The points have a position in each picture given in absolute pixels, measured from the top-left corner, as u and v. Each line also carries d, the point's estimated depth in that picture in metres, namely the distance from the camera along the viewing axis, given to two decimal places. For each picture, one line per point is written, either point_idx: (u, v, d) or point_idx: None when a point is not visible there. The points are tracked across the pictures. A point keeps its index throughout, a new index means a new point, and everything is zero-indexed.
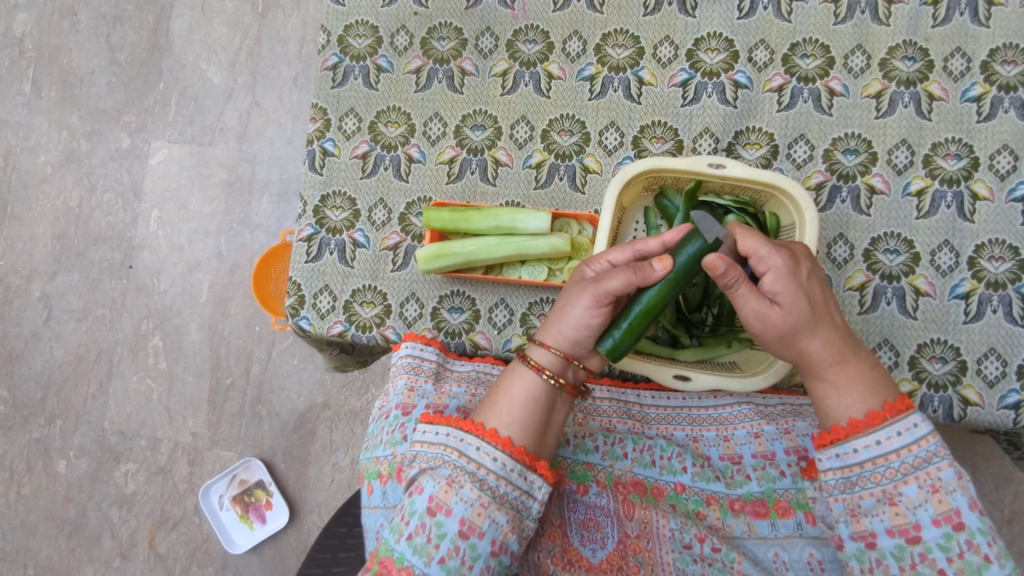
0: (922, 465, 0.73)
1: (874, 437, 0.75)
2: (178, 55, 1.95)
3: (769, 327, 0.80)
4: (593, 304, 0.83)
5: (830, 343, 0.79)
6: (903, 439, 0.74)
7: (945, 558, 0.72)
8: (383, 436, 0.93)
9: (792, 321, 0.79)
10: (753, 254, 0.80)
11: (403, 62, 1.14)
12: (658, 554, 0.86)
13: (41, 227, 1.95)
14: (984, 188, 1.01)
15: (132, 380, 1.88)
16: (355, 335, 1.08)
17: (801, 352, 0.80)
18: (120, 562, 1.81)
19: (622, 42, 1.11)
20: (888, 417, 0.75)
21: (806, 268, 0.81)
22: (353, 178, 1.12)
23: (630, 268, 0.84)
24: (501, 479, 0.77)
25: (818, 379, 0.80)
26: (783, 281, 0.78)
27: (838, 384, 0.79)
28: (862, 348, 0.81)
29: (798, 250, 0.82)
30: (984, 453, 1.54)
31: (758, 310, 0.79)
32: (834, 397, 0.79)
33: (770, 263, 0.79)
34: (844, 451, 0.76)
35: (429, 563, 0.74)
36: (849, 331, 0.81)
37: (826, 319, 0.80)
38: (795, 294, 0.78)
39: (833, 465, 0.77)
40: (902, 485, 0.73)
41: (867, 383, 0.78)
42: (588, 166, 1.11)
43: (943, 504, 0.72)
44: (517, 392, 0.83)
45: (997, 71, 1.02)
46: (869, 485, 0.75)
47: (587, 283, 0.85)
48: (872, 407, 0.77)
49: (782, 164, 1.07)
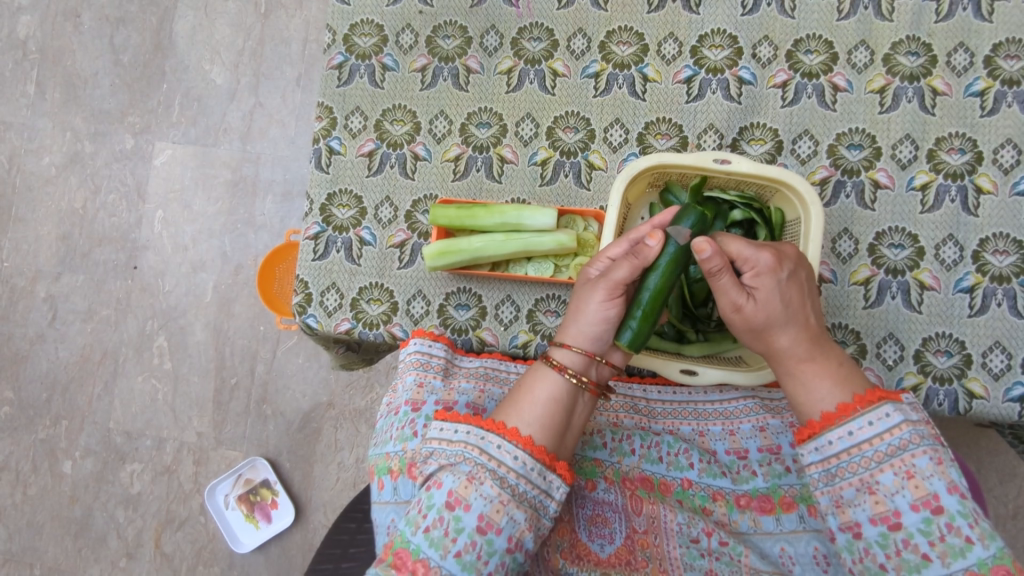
0: (896, 453, 0.73)
1: (846, 428, 0.76)
2: (182, 57, 1.96)
3: (741, 319, 0.83)
4: (607, 297, 0.85)
5: (802, 340, 0.82)
6: (875, 428, 0.75)
7: (927, 543, 0.71)
8: (392, 432, 0.93)
9: (765, 315, 0.81)
10: (738, 252, 0.83)
11: (408, 61, 1.15)
12: (666, 549, 0.87)
13: (46, 229, 1.95)
14: (988, 182, 1.01)
15: (138, 380, 1.88)
16: (362, 333, 1.08)
17: (771, 346, 0.83)
18: (127, 562, 1.81)
19: (626, 40, 1.12)
20: (858, 408, 0.76)
21: (790, 269, 0.82)
22: (359, 177, 1.12)
23: (630, 254, 0.86)
24: (521, 478, 0.77)
25: (787, 372, 0.83)
26: (762, 278, 0.81)
27: (805, 378, 0.82)
28: (834, 349, 0.83)
29: (785, 252, 0.83)
30: (988, 447, 1.54)
31: (734, 302, 0.82)
32: (802, 390, 0.82)
33: (755, 262, 0.82)
34: (822, 444, 0.78)
35: (446, 556, 0.74)
36: (822, 332, 0.83)
37: (801, 318, 0.82)
38: (773, 292, 0.81)
39: (813, 459, 0.78)
40: (878, 474, 0.74)
41: (837, 381, 0.80)
42: (593, 162, 1.12)
43: (920, 489, 0.72)
44: (539, 392, 0.83)
45: (1000, 66, 1.03)
46: (847, 476, 0.76)
47: (597, 279, 0.86)
48: (841, 400, 0.79)
49: (786, 160, 1.08)
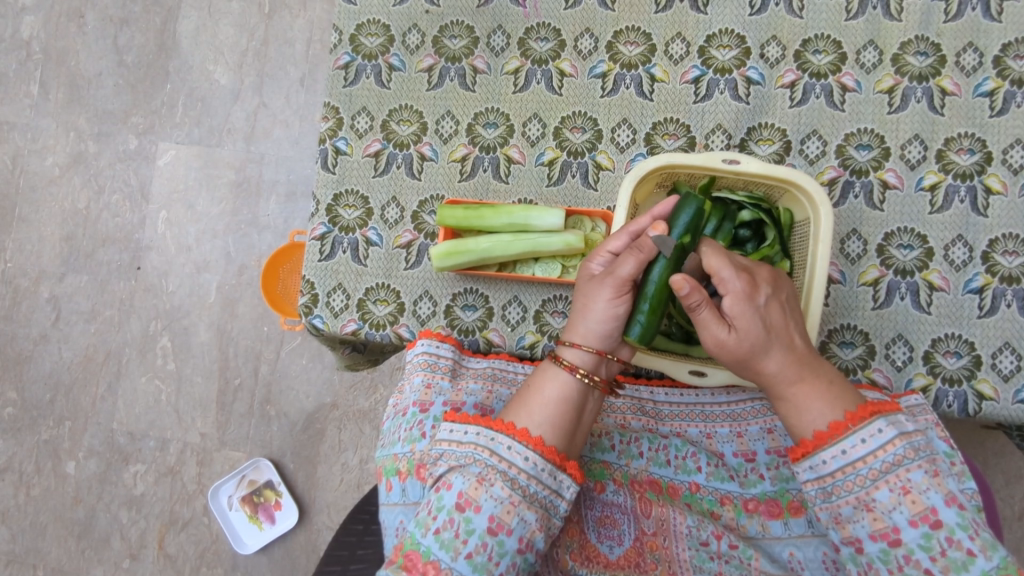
0: (891, 469, 0.73)
1: (840, 446, 0.75)
2: (186, 57, 1.96)
3: (725, 351, 0.81)
4: (615, 295, 0.84)
5: (789, 362, 0.80)
6: (868, 446, 0.74)
7: (929, 558, 0.71)
8: (400, 433, 0.93)
9: (749, 344, 0.79)
10: (715, 277, 0.81)
11: (414, 61, 1.15)
12: (676, 551, 0.86)
13: (50, 229, 1.95)
14: (997, 183, 1.01)
15: (141, 380, 1.88)
16: (368, 334, 1.08)
17: (759, 373, 0.81)
18: (130, 563, 1.81)
19: (634, 40, 1.11)
20: (851, 426, 0.75)
21: (765, 293, 0.81)
22: (365, 177, 1.12)
23: (633, 248, 0.85)
24: (532, 478, 0.77)
25: (779, 397, 0.81)
26: (740, 307, 0.79)
27: (797, 401, 0.80)
28: (822, 365, 0.81)
29: (759, 276, 0.82)
30: (995, 449, 1.53)
31: (716, 335, 0.80)
32: (794, 414, 0.80)
33: (730, 287, 0.80)
34: (816, 463, 0.76)
35: (456, 558, 0.74)
36: (808, 352, 0.81)
37: (785, 340, 0.80)
38: (752, 319, 0.79)
39: (809, 477, 0.78)
40: (874, 491, 0.73)
41: (828, 400, 0.78)
42: (600, 163, 1.12)
43: (917, 504, 0.71)
44: (549, 392, 0.83)
45: (1010, 66, 1.02)
46: (844, 493, 0.75)
47: (603, 276, 0.85)
48: (834, 419, 0.77)
49: (795, 160, 1.07)
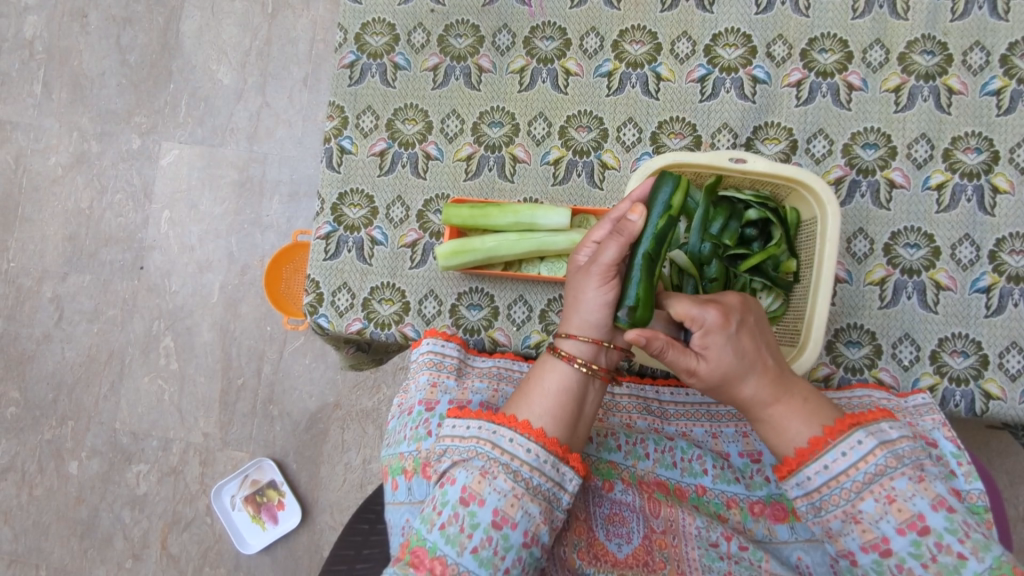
0: (874, 479, 0.73)
1: (822, 462, 0.75)
2: (189, 57, 1.96)
3: (698, 379, 0.80)
4: (601, 282, 0.83)
5: (763, 385, 0.79)
6: (849, 458, 0.74)
7: (921, 565, 0.70)
8: (406, 432, 0.92)
9: (720, 372, 0.78)
10: (685, 312, 0.80)
11: (420, 60, 1.14)
12: (684, 551, 0.86)
13: (53, 228, 1.95)
14: (1005, 181, 1.01)
15: (144, 380, 1.88)
16: (373, 333, 1.08)
17: (735, 397, 0.80)
18: (133, 563, 1.81)
19: (639, 38, 1.11)
20: (831, 441, 0.75)
21: (737, 319, 0.79)
22: (370, 176, 1.12)
23: (615, 234, 0.85)
24: (535, 470, 0.77)
25: (756, 419, 0.81)
26: (711, 337, 0.77)
27: (774, 423, 0.79)
28: (799, 383, 0.80)
29: (729, 303, 0.80)
30: (1000, 449, 1.53)
31: (688, 366, 0.79)
32: (773, 435, 0.79)
33: (699, 320, 0.79)
34: (801, 480, 0.76)
35: (462, 553, 0.73)
36: (783, 371, 0.80)
37: (759, 363, 0.79)
38: (724, 349, 0.77)
39: (797, 494, 0.77)
40: (859, 503, 0.73)
41: (805, 417, 0.78)
42: (605, 162, 1.12)
43: (903, 512, 0.71)
44: (549, 384, 0.82)
45: (1016, 65, 1.02)
46: (832, 508, 0.75)
47: (588, 267, 0.84)
48: (813, 435, 0.77)
49: (801, 160, 1.07)
